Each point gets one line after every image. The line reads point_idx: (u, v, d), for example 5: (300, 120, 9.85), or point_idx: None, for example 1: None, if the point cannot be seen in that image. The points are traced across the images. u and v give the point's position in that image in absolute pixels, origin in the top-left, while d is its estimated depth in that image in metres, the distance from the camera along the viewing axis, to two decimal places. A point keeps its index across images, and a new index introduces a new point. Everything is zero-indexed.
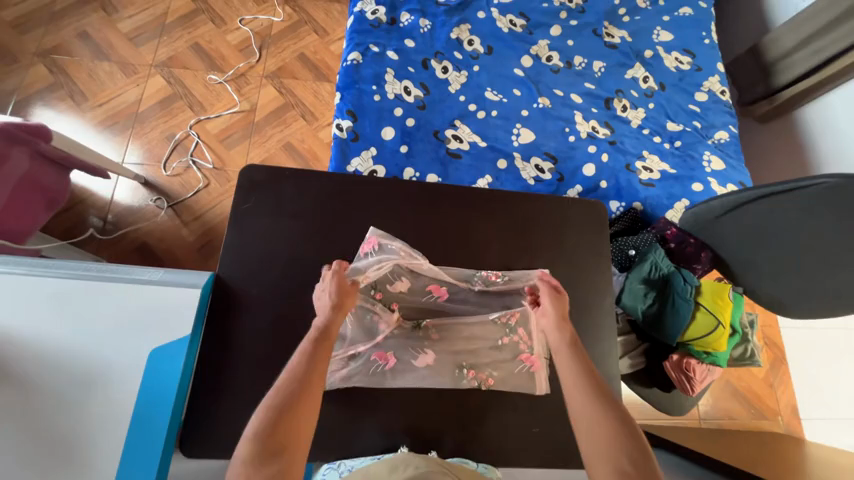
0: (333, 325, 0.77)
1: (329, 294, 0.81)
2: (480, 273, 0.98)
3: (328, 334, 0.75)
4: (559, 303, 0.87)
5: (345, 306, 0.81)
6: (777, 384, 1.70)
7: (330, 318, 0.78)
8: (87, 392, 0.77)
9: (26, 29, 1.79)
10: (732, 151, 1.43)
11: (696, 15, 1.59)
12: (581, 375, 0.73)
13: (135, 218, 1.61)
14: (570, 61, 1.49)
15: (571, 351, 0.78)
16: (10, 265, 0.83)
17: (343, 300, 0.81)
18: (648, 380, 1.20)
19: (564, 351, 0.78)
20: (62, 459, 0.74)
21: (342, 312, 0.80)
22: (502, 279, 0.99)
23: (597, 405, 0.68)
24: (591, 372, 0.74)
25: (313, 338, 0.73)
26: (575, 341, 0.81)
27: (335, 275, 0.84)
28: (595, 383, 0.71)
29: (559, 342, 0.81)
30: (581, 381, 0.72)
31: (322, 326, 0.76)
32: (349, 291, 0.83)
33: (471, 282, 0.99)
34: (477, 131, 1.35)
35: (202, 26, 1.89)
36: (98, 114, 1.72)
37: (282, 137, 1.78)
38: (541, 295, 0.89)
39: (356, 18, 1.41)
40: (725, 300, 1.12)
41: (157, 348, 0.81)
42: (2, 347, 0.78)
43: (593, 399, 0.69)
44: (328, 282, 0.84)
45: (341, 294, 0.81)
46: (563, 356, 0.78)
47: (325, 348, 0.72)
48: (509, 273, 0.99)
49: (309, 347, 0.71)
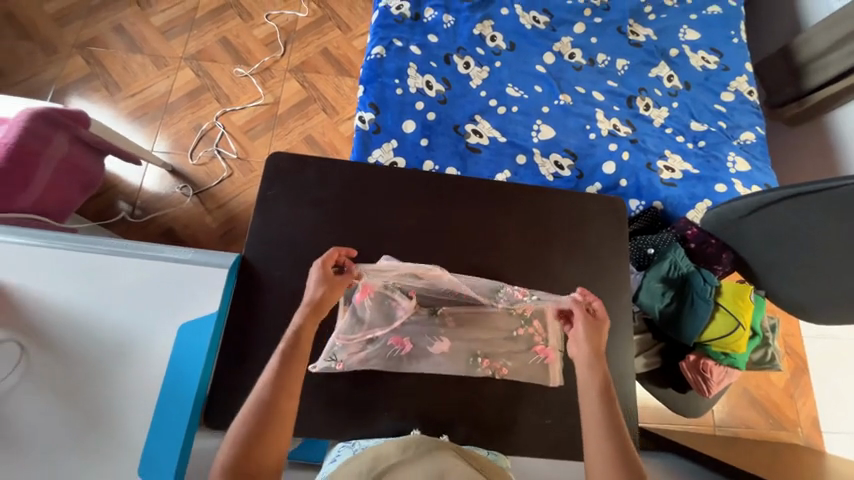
0: (305, 331, 0.79)
1: (306, 299, 0.81)
2: (505, 290, 0.94)
3: (297, 344, 0.77)
4: (595, 339, 0.84)
5: (322, 309, 0.81)
6: (797, 395, 1.65)
7: (302, 327, 0.79)
8: (120, 362, 0.82)
9: (66, 22, 1.88)
10: (758, 152, 1.40)
11: (725, 14, 1.56)
12: (608, 427, 0.74)
13: (162, 205, 1.67)
14: (593, 59, 1.48)
15: (600, 398, 0.78)
16: (54, 240, 0.88)
17: (321, 306, 0.81)
18: (663, 380, 1.19)
19: (591, 396, 0.78)
20: (98, 423, 0.78)
21: (316, 317, 0.80)
22: (531, 299, 0.94)
23: (615, 461, 0.71)
24: (617, 421, 0.75)
25: (283, 351, 0.76)
26: (607, 387, 0.79)
27: (316, 278, 0.83)
28: (617, 438, 0.73)
29: (590, 382, 0.80)
30: (608, 434, 0.74)
31: (292, 337, 0.77)
32: (328, 294, 0.82)
33: (492, 299, 0.95)
34: (497, 126, 1.35)
35: (231, 21, 1.95)
36: (129, 104, 1.80)
37: (304, 130, 1.82)
38: (578, 322, 0.85)
39: (381, 13, 1.43)
40: (747, 302, 1.10)
41: (187, 323, 0.85)
42: (47, 316, 0.83)
43: (612, 452, 0.72)
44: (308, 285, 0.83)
45: (316, 300, 0.81)
46: (589, 400, 0.78)
47: (294, 361, 0.75)
48: (536, 294, 0.94)
49: (278, 361, 0.75)
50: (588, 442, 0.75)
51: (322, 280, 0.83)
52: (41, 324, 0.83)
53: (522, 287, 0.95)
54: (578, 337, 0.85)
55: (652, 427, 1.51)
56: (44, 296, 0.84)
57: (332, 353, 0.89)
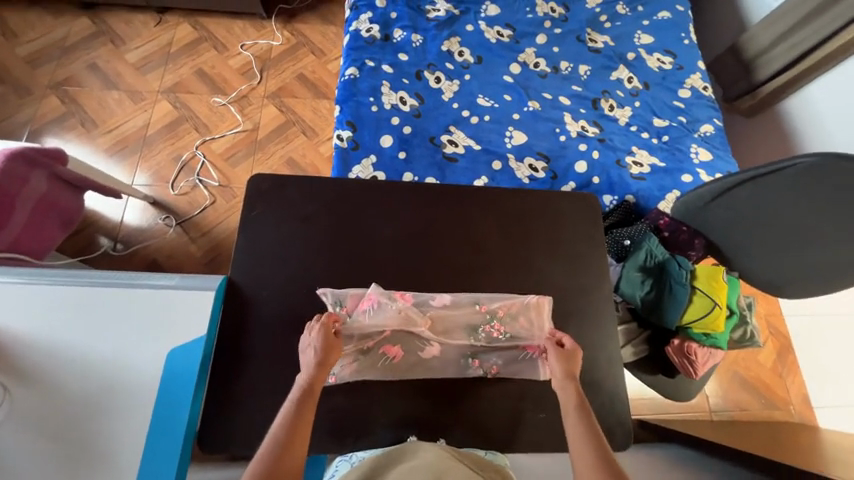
0: (317, 383, 0.80)
1: (314, 349, 0.82)
2: (484, 327, 0.97)
3: (313, 390, 0.79)
4: (570, 363, 0.86)
5: (330, 362, 0.83)
6: (786, 374, 1.70)
7: (314, 376, 0.80)
8: (109, 394, 0.81)
9: (39, 64, 1.89)
10: (718, 143, 1.48)
11: (674, 18, 1.68)
12: (591, 440, 0.74)
13: (144, 237, 1.66)
14: (557, 66, 1.56)
15: (581, 416, 0.78)
16: (34, 276, 0.88)
17: (328, 358, 0.82)
18: (651, 366, 1.24)
19: (574, 416, 0.78)
20: (86, 459, 0.76)
21: (325, 369, 0.82)
22: (503, 338, 0.97)
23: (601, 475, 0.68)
24: (598, 437, 0.74)
25: (296, 398, 0.77)
26: (584, 403, 0.81)
27: (318, 332, 0.84)
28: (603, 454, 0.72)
29: (567, 403, 0.81)
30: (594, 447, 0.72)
31: (305, 385, 0.79)
32: (335, 348, 0.84)
33: (472, 338, 0.97)
34: (471, 135, 1.41)
35: (206, 53, 1.99)
36: (107, 139, 1.80)
37: (285, 154, 1.84)
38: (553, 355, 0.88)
39: (352, 36, 1.49)
40: (720, 282, 1.15)
41: (174, 349, 0.85)
42: (30, 353, 0.82)
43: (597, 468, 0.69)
44: (310, 340, 0.84)
45: (326, 352, 0.82)
46: (572, 422, 0.78)
47: (306, 409, 0.76)
48: (512, 331, 0.96)
49: (293, 407, 0.75)
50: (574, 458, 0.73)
51: (325, 333, 0.84)
52: (24, 362, 0.81)
53: (499, 325, 0.97)
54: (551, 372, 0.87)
55: (650, 419, 1.53)
56: (28, 333, 0.83)
57: None
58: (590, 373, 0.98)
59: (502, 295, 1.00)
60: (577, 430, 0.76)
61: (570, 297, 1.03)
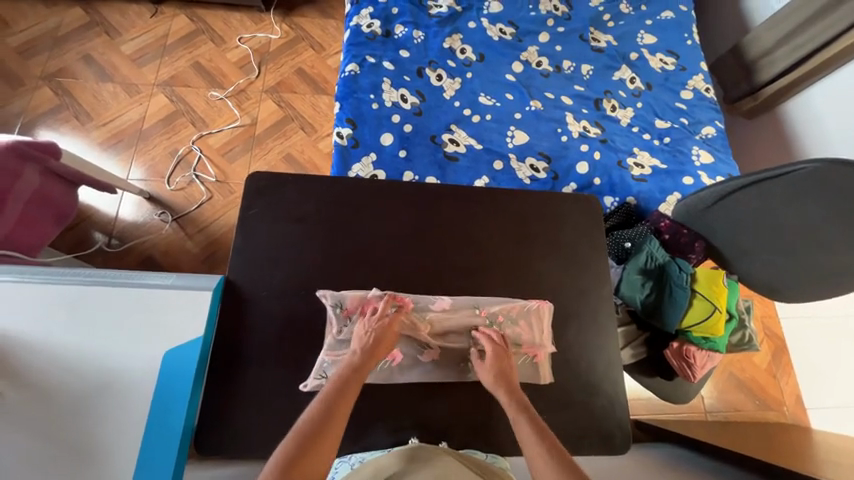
0: (367, 364, 0.82)
1: (370, 332, 0.86)
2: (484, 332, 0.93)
3: (362, 369, 0.80)
4: (497, 364, 0.87)
5: (383, 349, 0.85)
6: (780, 375, 1.71)
7: (365, 357, 0.82)
8: (105, 396, 0.79)
9: (31, 54, 1.85)
10: (719, 145, 1.48)
11: (678, 18, 1.67)
12: (544, 436, 0.72)
13: (140, 232, 1.64)
14: (559, 66, 1.55)
15: (527, 417, 0.76)
16: (27, 275, 0.86)
17: (379, 348, 0.85)
18: (651, 369, 1.25)
19: (523, 420, 0.76)
20: (81, 461, 0.75)
21: (373, 358, 0.83)
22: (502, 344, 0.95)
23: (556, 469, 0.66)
24: (543, 431, 0.73)
25: (342, 378, 0.77)
26: (523, 403, 0.80)
27: (377, 320, 0.88)
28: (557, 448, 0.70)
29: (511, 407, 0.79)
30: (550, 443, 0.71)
31: (353, 368, 0.80)
32: (387, 340, 0.87)
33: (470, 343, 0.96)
34: (473, 134, 1.39)
35: (203, 46, 1.96)
36: (101, 133, 1.77)
37: (283, 149, 1.82)
38: (486, 355, 0.89)
39: (352, 32, 1.47)
40: (720, 286, 1.14)
41: (170, 350, 0.84)
42: (23, 354, 0.80)
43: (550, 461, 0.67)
44: (365, 327, 0.87)
45: (377, 341, 0.85)
46: (521, 424, 0.75)
47: (349, 389, 0.76)
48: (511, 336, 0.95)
49: (340, 379, 0.77)
50: (532, 459, 0.69)
51: (385, 323, 0.87)
52: (16, 363, 0.80)
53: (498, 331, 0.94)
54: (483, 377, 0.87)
55: (645, 419, 1.54)
56: (20, 333, 0.81)
57: (321, 371, 0.89)
58: (589, 376, 0.98)
59: (501, 299, 0.99)
60: (526, 435, 0.73)
61: (570, 300, 1.03)
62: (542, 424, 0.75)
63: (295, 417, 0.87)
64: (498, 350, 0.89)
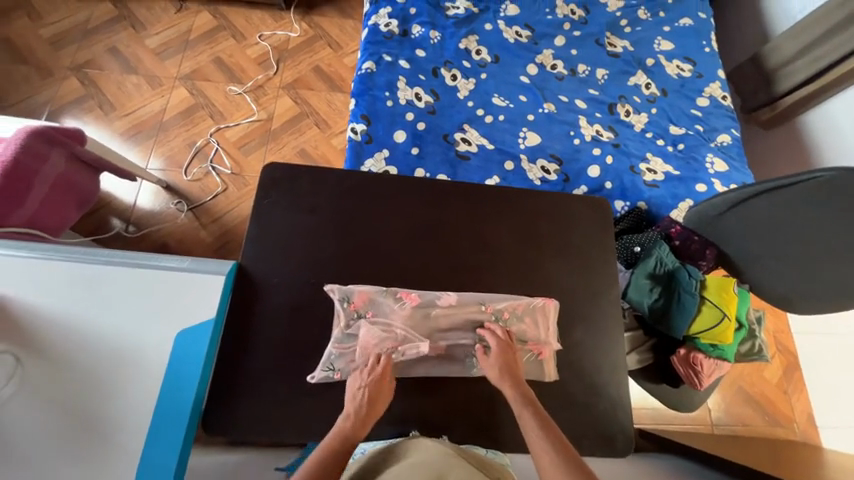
0: (359, 429, 0.79)
1: (363, 392, 0.83)
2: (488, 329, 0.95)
3: (354, 436, 0.77)
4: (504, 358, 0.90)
5: (376, 412, 0.82)
6: (791, 391, 1.67)
7: (358, 422, 0.79)
8: (118, 373, 0.82)
9: (61, 46, 1.92)
10: (735, 153, 1.46)
11: (696, 26, 1.66)
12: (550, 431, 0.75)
13: (156, 221, 1.68)
14: (574, 69, 1.55)
15: (534, 413, 0.79)
16: (49, 253, 0.89)
17: (372, 412, 0.82)
18: (657, 376, 1.23)
19: (528, 413, 0.79)
20: (94, 433, 0.78)
21: (364, 426, 0.80)
22: None
23: (561, 462, 0.70)
24: (549, 426, 0.76)
25: (329, 449, 0.74)
26: (528, 397, 0.83)
27: (370, 375, 0.85)
28: (561, 440, 0.74)
29: (515, 401, 0.82)
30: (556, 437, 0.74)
31: (342, 438, 0.76)
32: (382, 400, 0.84)
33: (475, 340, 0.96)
34: (485, 134, 1.40)
35: (224, 42, 2.01)
36: (123, 123, 1.82)
37: (297, 145, 1.85)
38: (491, 350, 0.91)
39: (370, 30, 1.50)
40: (731, 293, 1.13)
41: (183, 331, 0.86)
42: (43, 328, 0.84)
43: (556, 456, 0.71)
44: (357, 384, 0.84)
45: (370, 403, 0.82)
46: (527, 419, 0.78)
47: (335, 464, 0.73)
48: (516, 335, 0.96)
49: (328, 448, 0.75)
50: (538, 457, 0.72)
51: (377, 379, 0.85)
52: (37, 336, 0.83)
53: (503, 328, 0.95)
54: (488, 371, 0.89)
55: (649, 427, 1.52)
56: (42, 308, 0.85)
57: (328, 362, 0.91)
58: (592, 378, 0.98)
59: (508, 296, 1.00)
60: (532, 432, 0.75)
61: (576, 301, 1.03)
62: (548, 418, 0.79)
63: (299, 402, 0.89)
64: (504, 344, 0.92)
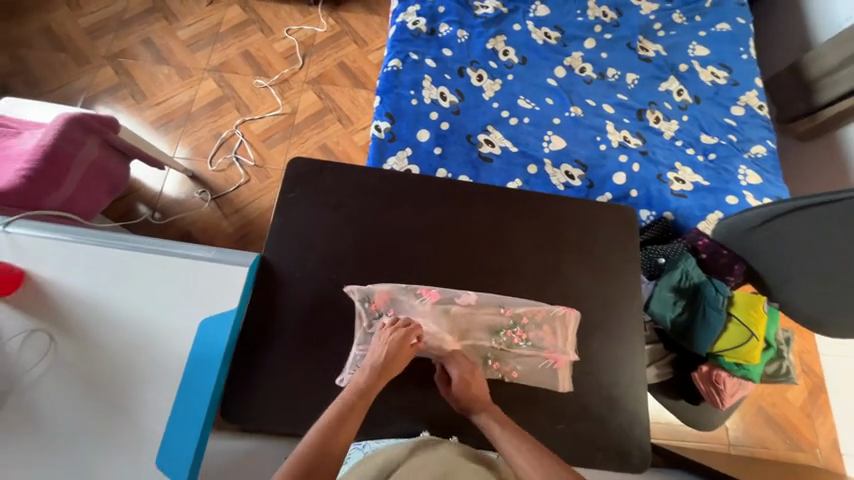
0: (374, 388, 0.82)
1: (381, 350, 0.87)
2: (505, 332, 0.98)
3: (368, 392, 0.81)
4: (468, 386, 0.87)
5: (392, 371, 0.85)
6: (815, 415, 1.60)
7: (371, 380, 0.82)
8: (144, 356, 0.84)
9: (98, 35, 1.99)
10: (770, 166, 1.40)
11: (734, 31, 1.60)
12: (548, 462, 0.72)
13: (181, 208, 1.73)
14: (603, 73, 1.51)
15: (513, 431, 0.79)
16: (84, 237, 0.92)
17: (389, 368, 0.85)
18: (675, 391, 1.20)
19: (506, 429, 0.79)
20: (119, 413, 0.81)
21: (381, 381, 0.83)
22: (522, 346, 0.98)
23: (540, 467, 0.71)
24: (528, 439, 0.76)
25: (348, 399, 0.79)
26: (502, 419, 0.82)
27: (393, 334, 0.88)
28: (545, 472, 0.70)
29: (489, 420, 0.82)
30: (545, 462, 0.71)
31: (359, 390, 0.81)
32: (399, 356, 0.87)
33: (492, 341, 0.98)
34: (509, 136, 1.39)
35: (253, 35, 2.04)
36: (153, 112, 1.87)
37: (319, 140, 1.87)
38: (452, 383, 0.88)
39: (398, 28, 1.49)
40: (760, 312, 1.09)
41: (207, 318, 0.88)
42: (75, 309, 0.87)
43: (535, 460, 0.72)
44: (380, 341, 0.88)
45: (388, 361, 0.85)
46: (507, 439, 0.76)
47: (357, 408, 0.77)
48: (532, 338, 0.98)
49: (346, 401, 0.78)
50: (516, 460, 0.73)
51: (399, 338, 0.88)
52: (70, 317, 0.86)
53: (520, 331, 0.98)
54: (452, 402, 0.88)
55: (661, 442, 1.48)
56: (75, 290, 0.88)
57: (354, 365, 0.91)
58: (609, 389, 0.96)
59: (528, 301, 0.99)
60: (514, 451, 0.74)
61: (597, 311, 1.01)
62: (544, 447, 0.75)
63: (315, 395, 0.90)
64: (467, 371, 0.89)
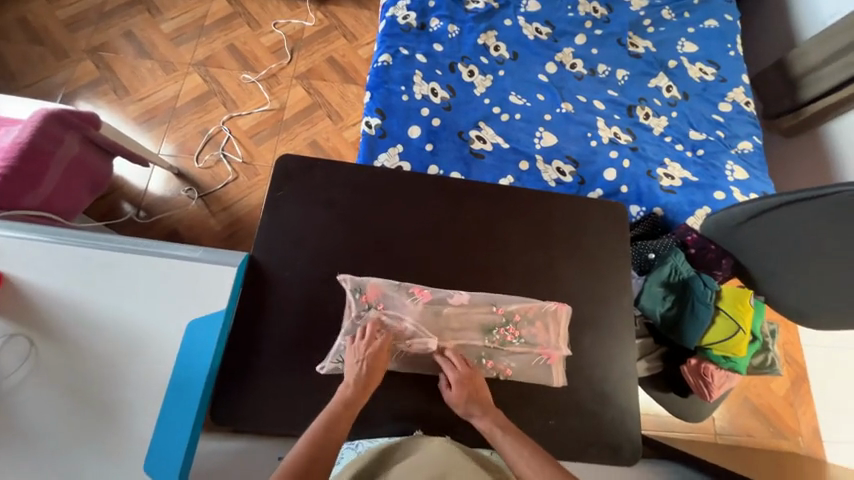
0: (358, 401, 0.82)
1: (362, 361, 0.86)
2: (498, 330, 0.98)
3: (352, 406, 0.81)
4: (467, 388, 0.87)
5: (374, 383, 0.85)
6: (798, 404, 1.64)
7: (356, 393, 0.82)
8: (129, 360, 0.82)
9: (76, 27, 1.92)
10: (756, 162, 1.43)
11: (722, 28, 1.61)
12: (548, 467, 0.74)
13: (167, 207, 1.69)
14: (594, 69, 1.51)
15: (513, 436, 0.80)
16: (65, 237, 0.89)
17: (372, 380, 0.85)
18: (665, 384, 1.22)
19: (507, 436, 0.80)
20: (104, 419, 0.79)
21: (364, 393, 0.83)
22: (515, 344, 0.97)
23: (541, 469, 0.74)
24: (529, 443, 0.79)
25: (333, 413, 0.79)
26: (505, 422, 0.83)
27: (367, 349, 0.87)
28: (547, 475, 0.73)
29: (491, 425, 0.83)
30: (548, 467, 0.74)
31: (344, 403, 0.81)
32: (381, 368, 0.87)
33: (485, 339, 0.98)
34: (500, 132, 1.38)
35: (239, 29, 1.99)
36: (136, 108, 1.82)
37: (309, 136, 1.84)
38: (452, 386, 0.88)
39: (388, 22, 1.47)
40: (747, 305, 1.11)
41: (195, 320, 0.86)
42: (56, 312, 0.84)
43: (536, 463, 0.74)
44: (355, 357, 0.87)
45: (369, 372, 0.85)
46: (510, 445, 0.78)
47: (342, 423, 0.78)
48: (524, 336, 0.98)
49: (330, 416, 0.78)
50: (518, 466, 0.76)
51: (375, 350, 0.87)
52: (51, 321, 0.83)
53: (513, 329, 0.98)
54: (453, 405, 0.87)
55: (651, 434, 1.50)
56: (55, 293, 0.85)
57: (338, 355, 0.91)
58: (601, 384, 0.97)
59: (520, 298, 1.00)
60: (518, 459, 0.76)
61: (588, 307, 1.02)
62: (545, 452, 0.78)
63: (308, 395, 0.89)
64: (465, 375, 0.89)
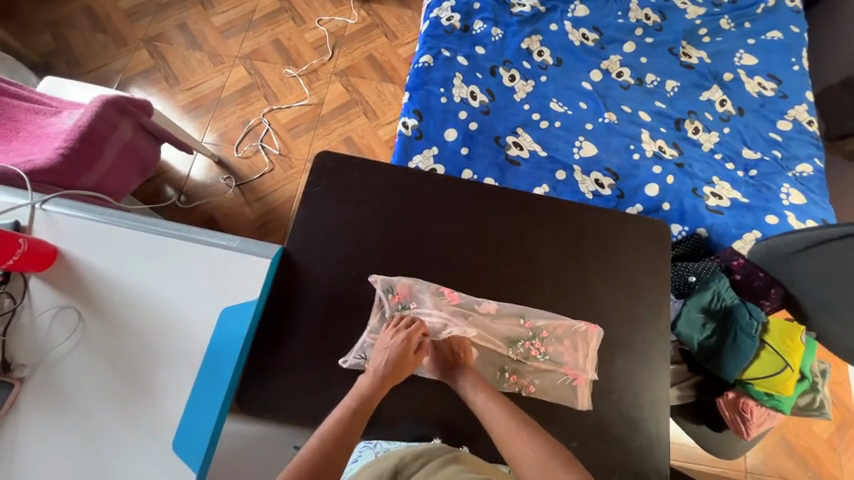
0: (375, 396, 0.81)
1: (387, 357, 0.85)
2: (523, 343, 0.96)
3: (370, 402, 0.80)
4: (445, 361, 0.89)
5: (395, 378, 0.84)
6: (842, 450, 1.52)
7: (375, 388, 0.82)
8: (166, 342, 0.86)
9: (136, 18, 2.03)
10: (815, 186, 1.32)
11: (786, 40, 1.50)
12: (557, 463, 0.69)
13: (206, 194, 1.76)
14: (642, 78, 1.45)
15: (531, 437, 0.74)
16: (117, 219, 0.94)
17: (394, 373, 0.84)
18: (696, 416, 1.13)
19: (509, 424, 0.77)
20: (139, 396, 0.83)
21: (385, 387, 0.83)
22: (540, 359, 0.96)
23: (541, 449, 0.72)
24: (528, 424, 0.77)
25: (351, 405, 0.79)
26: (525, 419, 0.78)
27: (394, 339, 0.88)
28: (557, 474, 0.68)
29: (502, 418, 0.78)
30: (561, 465, 0.69)
31: (362, 397, 0.80)
32: (402, 364, 0.85)
33: (510, 350, 0.96)
34: (538, 140, 1.35)
35: (285, 24, 2.04)
36: (185, 97, 1.91)
37: (344, 132, 1.87)
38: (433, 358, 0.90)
39: (431, 23, 1.47)
40: (797, 342, 1.04)
41: (229, 307, 0.89)
42: (104, 290, 0.89)
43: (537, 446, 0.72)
44: (382, 346, 0.87)
45: (393, 367, 0.84)
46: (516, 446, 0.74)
47: (359, 417, 0.77)
48: (550, 352, 0.96)
49: (348, 411, 0.78)
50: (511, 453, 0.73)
51: (402, 347, 0.86)
52: (98, 298, 0.88)
53: (538, 344, 0.96)
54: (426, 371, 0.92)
55: (674, 463, 1.45)
56: (105, 272, 0.90)
57: (361, 351, 0.92)
58: (630, 410, 0.92)
59: (550, 314, 0.97)
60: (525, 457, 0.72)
61: (621, 326, 0.98)
62: (559, 446, 0.73)
63: (329, 391, 0.90)
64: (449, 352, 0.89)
